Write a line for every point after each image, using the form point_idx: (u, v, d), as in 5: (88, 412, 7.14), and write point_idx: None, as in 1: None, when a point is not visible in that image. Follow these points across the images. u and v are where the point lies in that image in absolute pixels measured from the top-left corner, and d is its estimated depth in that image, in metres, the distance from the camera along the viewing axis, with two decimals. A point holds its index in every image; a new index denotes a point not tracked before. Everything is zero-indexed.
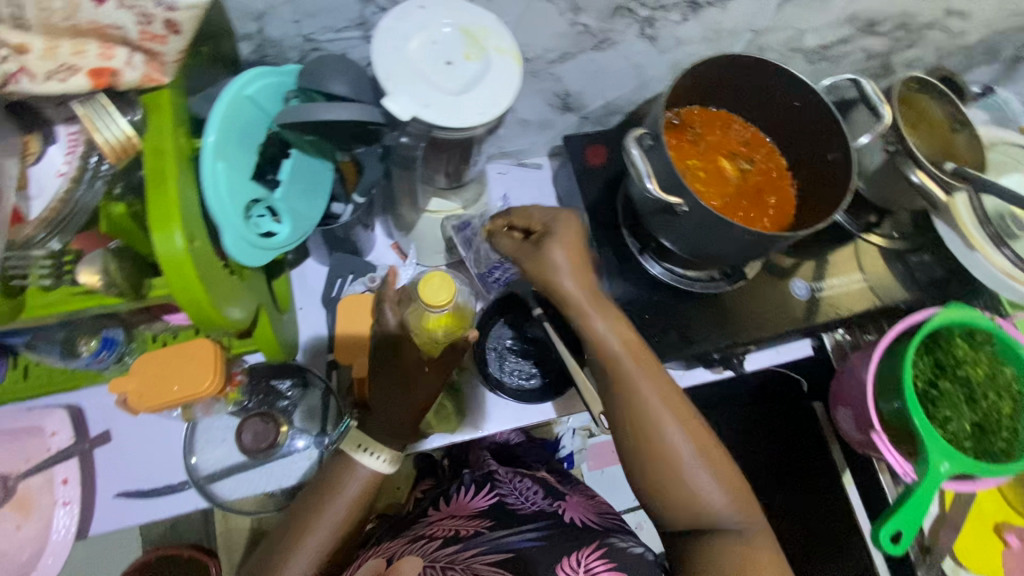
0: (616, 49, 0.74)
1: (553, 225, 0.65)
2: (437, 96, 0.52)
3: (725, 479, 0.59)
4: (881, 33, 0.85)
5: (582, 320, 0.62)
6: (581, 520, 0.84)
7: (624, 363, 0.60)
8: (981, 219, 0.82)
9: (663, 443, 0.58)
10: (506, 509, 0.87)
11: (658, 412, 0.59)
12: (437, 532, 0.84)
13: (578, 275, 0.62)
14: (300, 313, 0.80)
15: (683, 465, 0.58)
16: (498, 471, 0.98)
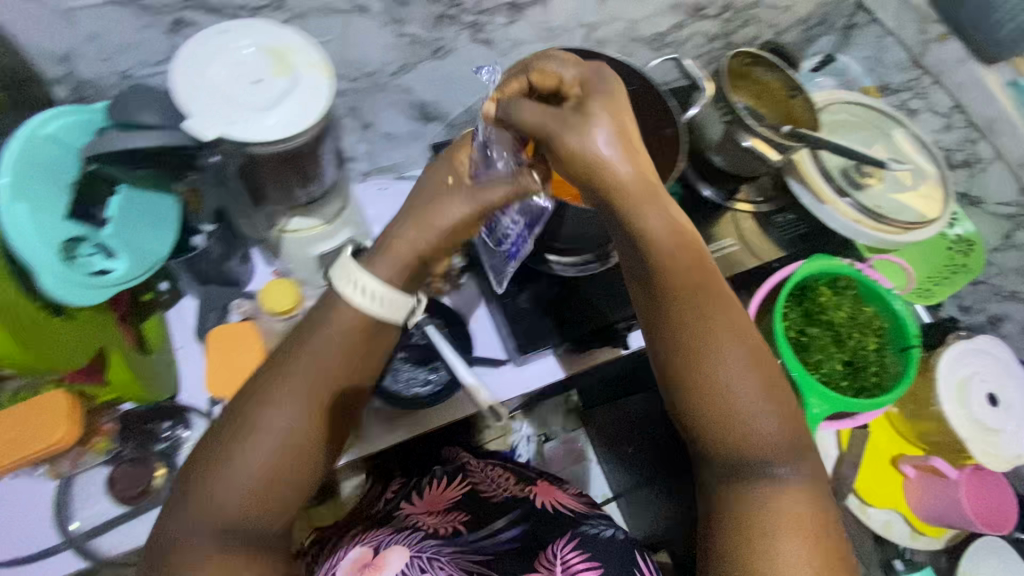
0: (454, 55, 0.77)
1: (590, 91, 0.49)
2: (243, 114, 0.53)
3: (790, 414, 0.49)
4: (710, 16, 0.92)
5: (641, 218, 0.48)
6: (553, 506, 0.83)
7: (675, 280, 0.49)
8: (824, 173, 0.90)
9: (720, 380, 0.48)
10: (480, 495, 0.86)
11: (713, 341, 0.49)
12: (415, 526, 0.79)
13: (631, 154, 0.47)
14: (179, 352, 0.78)
15: (741, 405, 0.48)
16: (470, 462, 0.94)
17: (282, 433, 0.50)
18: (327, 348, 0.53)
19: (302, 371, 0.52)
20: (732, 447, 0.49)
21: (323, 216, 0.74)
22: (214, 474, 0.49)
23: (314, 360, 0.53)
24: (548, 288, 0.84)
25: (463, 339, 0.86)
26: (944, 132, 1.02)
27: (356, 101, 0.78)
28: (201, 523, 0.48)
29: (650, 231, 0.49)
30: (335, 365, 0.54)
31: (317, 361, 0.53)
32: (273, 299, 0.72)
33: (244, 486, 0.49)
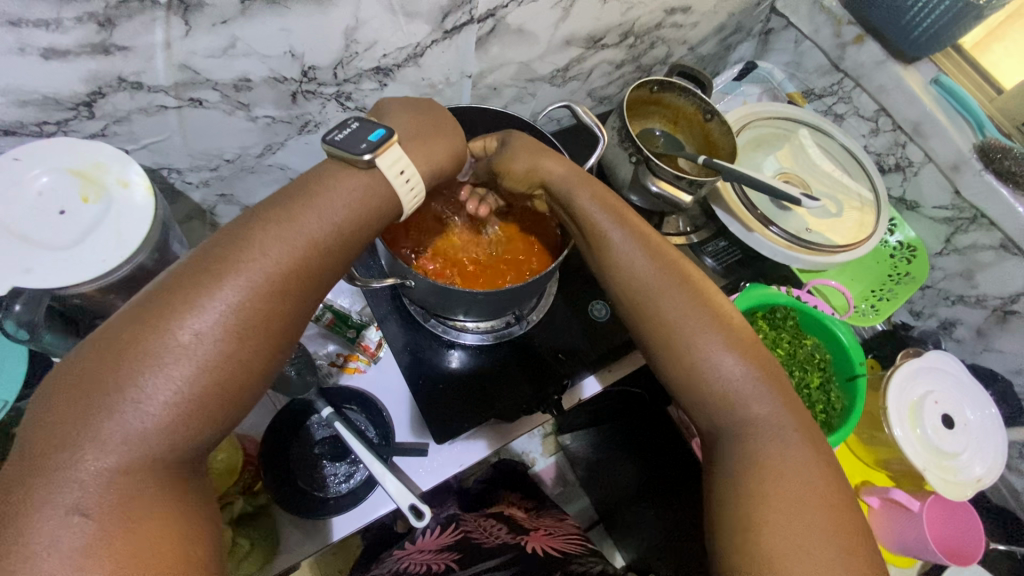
0: (327, 127, 0.70)
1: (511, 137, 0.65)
2: (44, 255, 0.47)
3: (770, 382, 0.54)
4: (611, 44, 0.86)
5: (584, 205, 0.61)
6: (543, 548, 0.76)
7: (638, 250, 0.59)
8: (746, 202, 0.86)
9: (665, 311, 0.56)
10: (475, 540, 0.79)
11: (657, 278, 0.58)
12: (409, 568, 0.73)
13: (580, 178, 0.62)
14: None
15: (685, 328, 0.55)
16: (464, 515, 0.93)
17: (221, 334, 0.42)
18: (290, 245, 0.46)
19: (259, 269, 0.44)
20: (677, 366, 0.55)
21: None
22: (136, 355, 0.39)
23: (277, 255, 0.45)
24: (470, 366, 0.80)
25: (382, 426, 0.79)
26: (872, 137, 0.98)
27: (225, 188, 0.71)
28: (112, 419, 0.38)
29: (585, 206, 0.60)
30: (297, 262, 0.46)
31: (278, 256, 0.45)
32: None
33: (180, 379, 0.40)
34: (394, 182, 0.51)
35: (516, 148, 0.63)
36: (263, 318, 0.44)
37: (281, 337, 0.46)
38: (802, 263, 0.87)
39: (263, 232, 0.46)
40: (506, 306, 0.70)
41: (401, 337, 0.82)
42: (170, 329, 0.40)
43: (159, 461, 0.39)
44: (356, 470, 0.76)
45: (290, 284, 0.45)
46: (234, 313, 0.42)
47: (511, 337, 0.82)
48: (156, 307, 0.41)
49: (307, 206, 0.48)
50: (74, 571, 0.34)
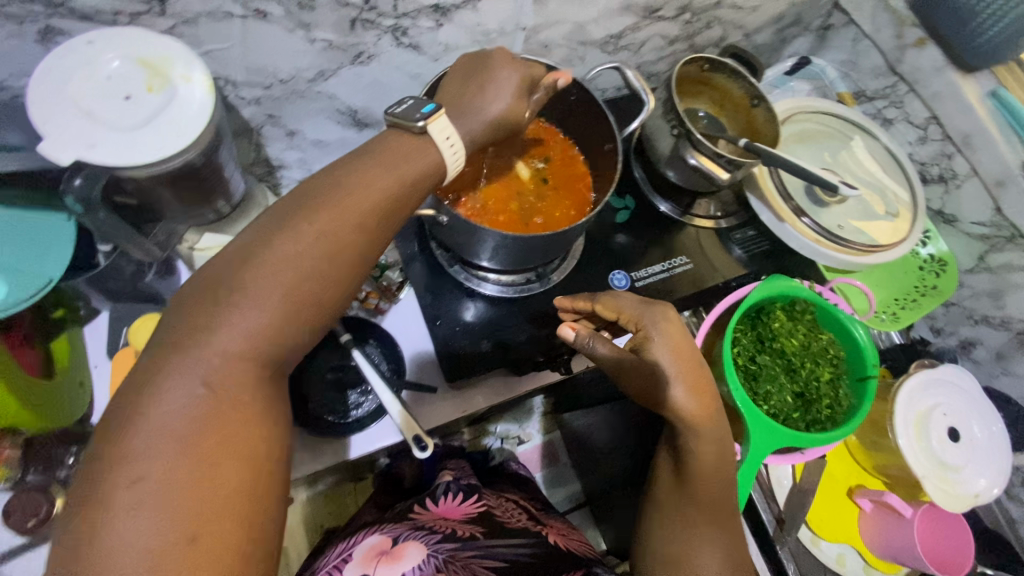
0: (379, 61, 0.72)
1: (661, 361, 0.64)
2: (105, 134, 0.49)
3: None
4: (667, 17, 0.86)
5: (693, 438, 0.65)
6: (565, 544, 0.77)
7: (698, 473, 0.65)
8: (784, 192, 0.85)
9: (689, 522, 0.65)
10: (498, 521, 0.79)
11: (699, 496, 0.65)
12: (437, 526, 0.74)
13: (693, 393, 0.64)
14: (94, 371, 0.74)
15: (696, 543, 0.64)
16: (484, 490, 0.91)
17: (307, 270, 0.44)
18: (383, 187, 0.49)
19: (352, 205, 0.47)
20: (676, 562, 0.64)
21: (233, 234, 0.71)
22: (233, 280, 0.43)
23: (356, 197, 0.47)
24: (490, 313, 0.82)
25: (394, 360, 0.81)
26: (919, 145, 0.97)
27: (274, 109, 0.73)
28: (227, 310, 0.42)
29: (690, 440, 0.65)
30: (387, 195, 0.49)
31: (363, 200, 0.47)
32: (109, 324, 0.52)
33: (278, 288, 0.43)
34: (442, 146, 0.52)
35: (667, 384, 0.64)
36: (344, 249, 0.46)
37: (355, 275, 0.48)
38: (831, 261, 0.86)
39: (351, 173, 0.49)
40: (537, 256, 0.72)
41: (424, 277, 0.84)
42: (287, 237, 0.44)
43: (257, 356, 0.43)
44: (365, 403, 0.79)
45: (365, 232, 0.48)
46: (319, 247, 0.45)
47: (530, 294, 0.83)
48: (251, 239, 0.45)
49: (385, 158, 0.50)
50: (179, 436, 0.39)
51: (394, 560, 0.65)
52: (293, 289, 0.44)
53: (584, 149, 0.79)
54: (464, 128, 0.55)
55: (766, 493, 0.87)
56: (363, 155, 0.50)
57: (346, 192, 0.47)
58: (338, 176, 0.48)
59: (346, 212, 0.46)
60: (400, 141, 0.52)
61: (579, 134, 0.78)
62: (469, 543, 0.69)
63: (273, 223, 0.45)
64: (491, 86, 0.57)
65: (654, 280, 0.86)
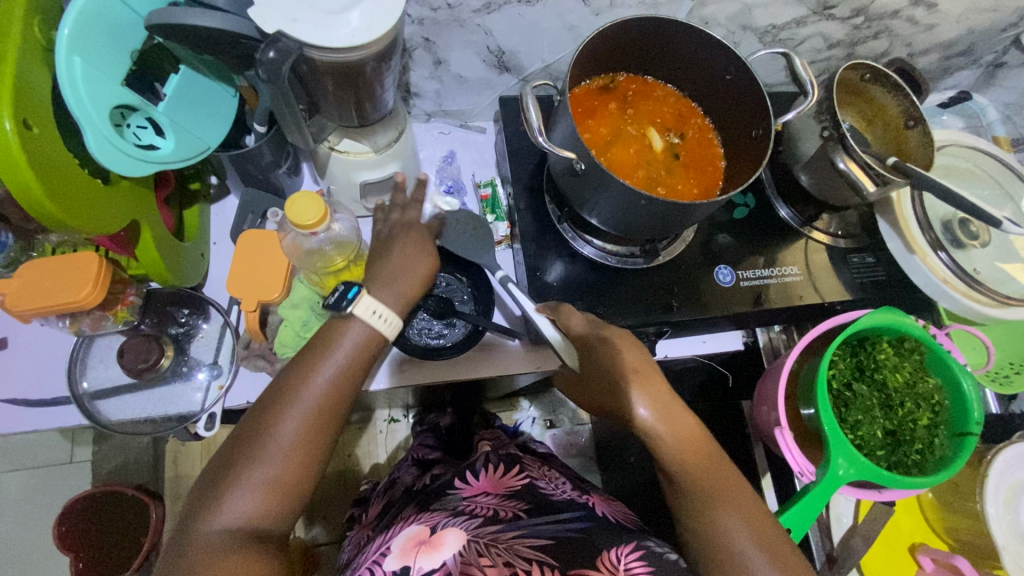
0: (544, 4, 0.72)
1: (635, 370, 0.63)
2: (307, 13, 0.51)
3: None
4: (837, 17, 0.82)
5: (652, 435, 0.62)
6: (614, 517, 0.71)
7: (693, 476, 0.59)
8: (923, 222, 0.81)
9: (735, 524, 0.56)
10: (543, 496, 0.74)
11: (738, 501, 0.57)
12: (475, 510, 0.69)
13: (643, 379, 0.63)
14: (213, 247, 0.81)
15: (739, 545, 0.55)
16: (525, 458, 0.87)
17: (293, 436, 0.52)
18: (337, 371, 0.55)
19: (306, 397, 0.53)
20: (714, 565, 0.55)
21: (372, 143, 0.74)
22: (218, 486, 0.49)
23: (312, 392, 0.53)
24: (588, 278, 0.81)
25: (483, 304, 0.84)
26: None
27: (432, 33, 0.75)
28: (214, 514, 0.48)
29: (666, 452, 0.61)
30: (335, 383, 0.55)
31: (321, 390, 0.54)
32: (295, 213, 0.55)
33: (263, 479, 0.50)
34: (373, 320, 0.57)
35: (635, 392, 0.62)
36: (316, 434, 0.53)
37: (331, 432, 0.54)
38: (955, 306, 0.81)
39: (298, 375, 0.55)
40: (657, 229, 0.71)
41: (530, 229, 0.84)
42: (260, 440, 0.51)
43: (250, 541, 0.48)
44: (448, 336, 0.81)
45: (331, 409, 0.54)
46: (291, 442, 0.51)
47: (633, 267, 0.82)
48: (245, 423, 0.53)
49: (324, 353, 0.55)
50: None
51: (433, 549, 0.59)
52: (267, 478, 0.50)
53: (724, 134, 0.77)
54: (391, 297, 0.60)
55: (819, 526, 0.85)
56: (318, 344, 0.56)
57: (305, 382, 0.54)
58: (296, 369, 0.55)
59: (318, 382, 0.54)
60: (337, 330, 0.57)
61: (724, 116, 0.76)
62: (512, 524, 0.65)
63: (245, 432, 0.52)
64: (408, 267, 0.62)
65: (758, 283, 0.83)
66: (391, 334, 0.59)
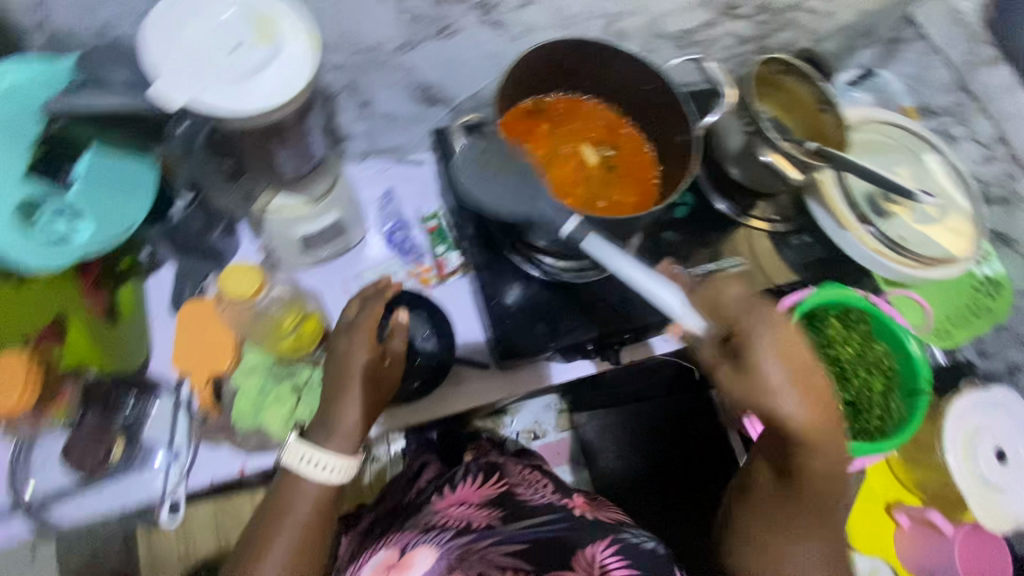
0: (461, 37, 0.72)
1: (796, 375, 0.59)
2: (215, 81, 0.50)
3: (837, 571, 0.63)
4: (743, 16, 0.86)
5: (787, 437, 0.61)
6: (595, 514, 0.74)
7: (810, 473, 0.62)
8: (848, 199, 0.85)
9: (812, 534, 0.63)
10: (517, 498, 0.78)
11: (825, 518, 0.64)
12: (448, 522, 0.74)
13: (783, 356, 0.59)
14: (155, 322, 0.77)
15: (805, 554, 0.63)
16: (506, 462, 0.88)
17: (284, 560, 0.60)
18: (314, 506, 0.62)
19: (293, 529, 0.61)
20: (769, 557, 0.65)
21: (309, 194, 0.71)
22: None
23: (297, 527, 0.61)
24: (544, 298, 0.82)
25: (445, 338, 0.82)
26: (983, 165, 0.96)
27: (353, 77, 0.74)
28: None
29: (803, 451, 0.61)
30: (314, 508, 0.62)
31: (301, 526, 0.61)
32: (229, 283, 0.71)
33: None
34: (309, 468, 0.62)
35: (772, 377, 0.59)
36: (305, 556, 0.61)
37: (319, 546, 0.63)
38: (889, 273, 0.85)
39: (277, 512, 0.62)
40: (602, 242, 0.73)
41: (481, 256, 0.84)
42: (251, 568, 0.59)
43: None
44: (414, 378, 0.79)
45: (315, 528, 0.62)
46: (284, 567, 0.60)
47: (586, 281, 0.81)
48: (241, 554, 0.61)
49: (299, 492, 0.62)
50: None
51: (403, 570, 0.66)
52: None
53: (652, 140, 0.80)
54: (331, 440, 0.63)
55: None
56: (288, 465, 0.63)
57: (284, 515, 0.61)
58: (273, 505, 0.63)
59: (297, 516, 0.61)
60: (297, 478, 0.62)
61: (649, 123, 0.78)
62: (485, 533, 0.71)
63: (241, 564, 0.60)
64: (348, 381, 0.65)
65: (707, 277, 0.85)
66: (339, 477, 0.63)
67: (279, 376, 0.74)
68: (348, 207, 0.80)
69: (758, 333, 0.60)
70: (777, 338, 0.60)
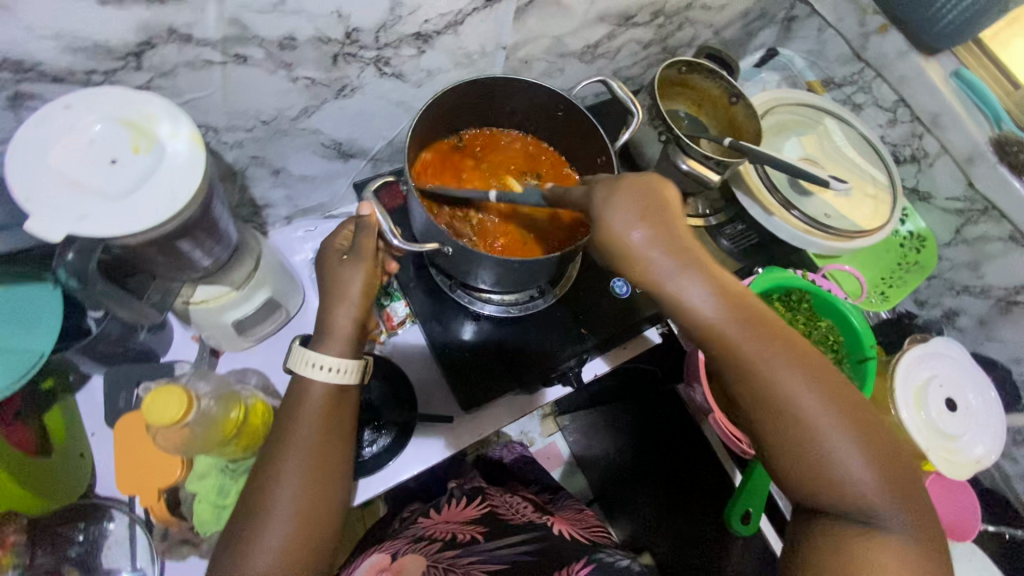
0: (362, 93, 0.70)
1: (691, 253, 0.50)
2: (95, 203, 0.46)
3: (871, 447, 0.51)
4: (641, 23, 0.87)
5: (702, 331, 0.52)
6: (570, 533, 0.76)
7: (772, 366, 0.52)
8: (770, 185, 0.87)
9: (819, 423, 0.51)
10: (500, 517, 0.79)
11: (810, 363, 0.53)
12: (436, 535, 0.75)
13: (669, 245, 0.50)
14: (93, 439, 0.72)
15: (833, 445, 0.51)
16: (490, 488, 0.91)
17: (297, 495, 0.56)
18: (319, 417, 0.58)
19: (302, 449, 0.57)
20: (813, 476, 0.52)
21: (231, 281, 0.69)
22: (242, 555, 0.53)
23: (304, 436, 0.57)
24: (497, 336, 0.81)
25: (406, 394, 0.81)
26: (889, 127, 1.00)
27: (258, 150, 0.71)
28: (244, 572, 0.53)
29: (731, 355, 0.52)
30: (323, 419, 0.58)
31: (313, 429, 0.57)
32: (152, 413, 0.54)
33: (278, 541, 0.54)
34: (323, 372, 0.57)
35: (655, 249, 0.49)
36: (322, 465, 0.58)
37: (337, 461, 0.59)
38: (821, 249, 0.89)
39: (285, 432, 0.57)
40: (541, 276, 0.72)
41: (426, 304, 0.82)
42: (262, 516, 0.55)
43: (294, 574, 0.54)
44: (381, 439, 0.79)
45: (329, 431, 0.58)
46: (301, 492, 0.56)
47: (535, 310, 0.82)
48: (247, 503, 0.56)
49: (303, 403, 0.58)
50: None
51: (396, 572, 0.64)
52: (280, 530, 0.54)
53: (576, 161, 0.80)
54: (337, 345, 0.59)
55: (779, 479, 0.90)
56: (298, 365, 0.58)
57: (295, 434, 0.57)
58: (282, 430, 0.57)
59: (305, 428, 0.57)
60: (302, 386, 0.58)
61: (569, 145, 0.78)
62: (468, 549, 0.70)
63: (250, 494, 0.56)
64: (343, 282, 0.59)
65: None
66: (352, 375, 0.59)
67: (237, 471, 0.68)
68: (282, 282, 0.77)
69: (614, 224, 0.50)
70: (644, 219, 0.50)
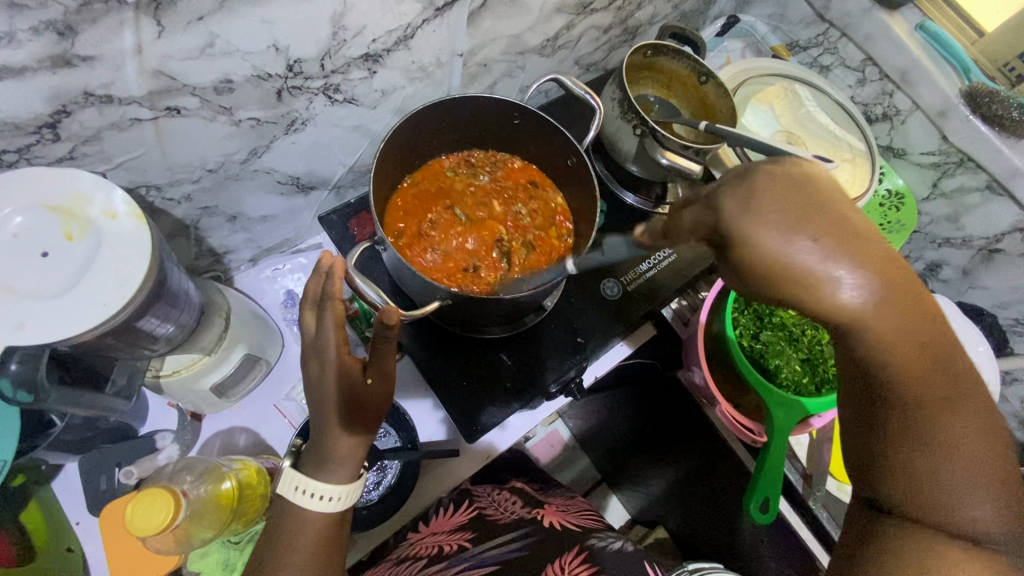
0: (314, 124, 0.65)
1: (866, 262, 0.36)
2: (33, 306, 0.41)
3: (1016, 495, 0.40)
4: (600, 9, 0.82)
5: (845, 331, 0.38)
6: (562, 523, 0.70)
7: (912, 385, 0.39)
8: (749, 164, 0.85)
9: (967, 456, 0.39)
10: (488, 519, 0.72)
11: (964, 389, 0.40)
12: (419, 551, 0.68)
13: (837, 235, 0.35)
14: (79, 528, 0.67)
15: (967, 486, 0.39)
16: (476, 485, 0.80)
17: None
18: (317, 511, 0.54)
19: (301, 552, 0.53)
20: (929, 510, 0.41)
21: (201, 347, 0.64)
22: None
23: (305, 529, 0.54)
24: (495, 356, 0.78)
25: (405, 429, 0.78)
26: (858, 87, 0.99)
27: (208, 200, 0.65)
28: None
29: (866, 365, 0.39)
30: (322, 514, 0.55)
31: (311, 527, 0.54)
32: (138, 522, 0.50)
33: None
34: (316, 497, 0.54)
35: (811, 241, 0.34)
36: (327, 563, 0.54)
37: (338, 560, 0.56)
38: None
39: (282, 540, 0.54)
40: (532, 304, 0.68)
41: (411, 334, 0.78)
42: None
43: None
44: (384, 479, 0.77)
45: (331, 532, 0.55)
46: None
47: (526, 326, 0.79)
48: None
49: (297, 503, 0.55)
50: None
51: None
52: None
53: (548, 165, 0.77)
54: (330, 468, 0.55)
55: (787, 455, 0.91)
56: (289, 484, 0.55)
57: (293, 539, 0.53)
58: (280, 525, 0.55)
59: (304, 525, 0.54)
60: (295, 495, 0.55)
61: (540, 152, 0.76)
62: (457, 557, 0.64)
63: None
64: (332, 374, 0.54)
65: (642, 282, 0.83)
66: (347, 500, 0.56)
67: (239, 544, 0.66)
68: (257, 333, 0.72)
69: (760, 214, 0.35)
70: (809, 211, 0.35)
